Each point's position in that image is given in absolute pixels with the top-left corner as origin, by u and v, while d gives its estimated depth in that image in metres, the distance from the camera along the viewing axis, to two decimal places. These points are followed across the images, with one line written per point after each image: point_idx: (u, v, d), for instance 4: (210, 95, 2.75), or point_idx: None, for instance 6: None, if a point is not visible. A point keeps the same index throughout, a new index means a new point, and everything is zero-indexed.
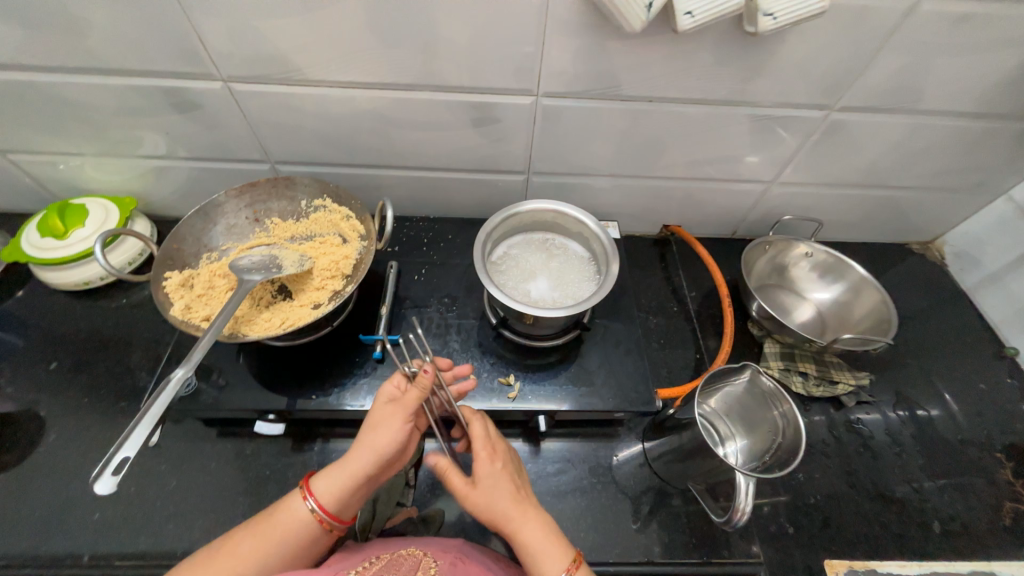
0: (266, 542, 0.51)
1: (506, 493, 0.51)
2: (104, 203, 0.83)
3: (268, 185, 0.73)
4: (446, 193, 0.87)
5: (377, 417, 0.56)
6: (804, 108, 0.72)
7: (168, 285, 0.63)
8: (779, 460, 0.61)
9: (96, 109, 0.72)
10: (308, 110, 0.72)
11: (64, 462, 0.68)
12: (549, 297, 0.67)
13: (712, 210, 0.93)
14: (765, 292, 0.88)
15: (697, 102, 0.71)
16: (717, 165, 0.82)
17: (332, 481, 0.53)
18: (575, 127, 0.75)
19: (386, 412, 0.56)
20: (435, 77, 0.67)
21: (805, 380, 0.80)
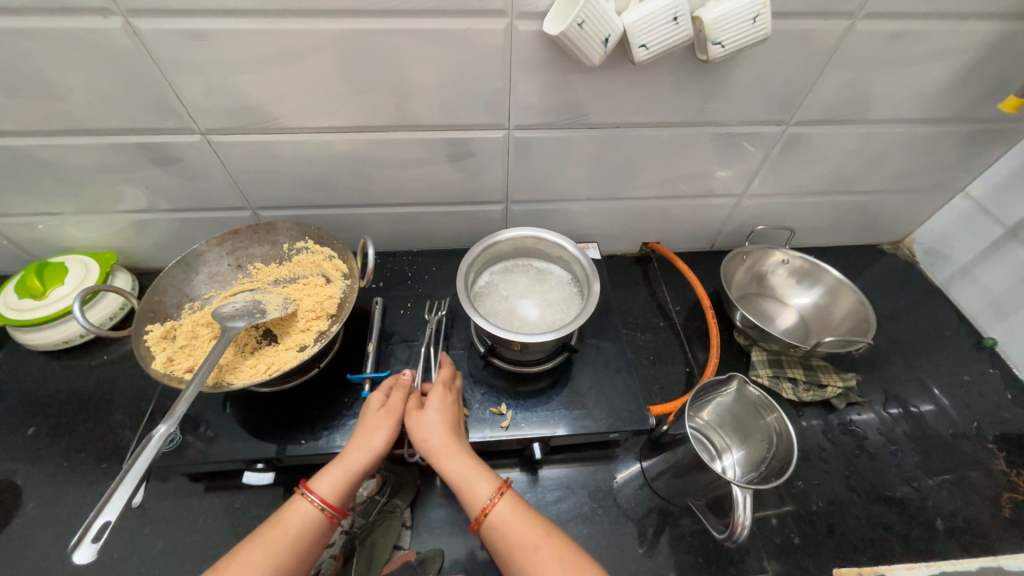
0: (276, 546, 0.50)
1: (443, 423, 0.57)
2: (83, 259, 0.82)
3: (250, 231, 0.73)
4: (427, 226, 0.88)
5: (368, 415, 0.59)
6: (764, 124, 0.76)
7: (150, 339, 0.62)
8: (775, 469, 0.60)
9: (74, 168, 0.72)
10: (287, 156, 0.73)
11: (43, 532, 0.65)
12: (534, 322, 0.68)
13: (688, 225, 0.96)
14: (747, 301, 0.90)
15: (662, 125, 0.74)
16: (688, 182, 0.85)
17: (333, 477, 0.54)
18: (548, 156, 0.77)
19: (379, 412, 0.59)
20: (409, 117, 0.69)
21: (795, 386, 0.80)
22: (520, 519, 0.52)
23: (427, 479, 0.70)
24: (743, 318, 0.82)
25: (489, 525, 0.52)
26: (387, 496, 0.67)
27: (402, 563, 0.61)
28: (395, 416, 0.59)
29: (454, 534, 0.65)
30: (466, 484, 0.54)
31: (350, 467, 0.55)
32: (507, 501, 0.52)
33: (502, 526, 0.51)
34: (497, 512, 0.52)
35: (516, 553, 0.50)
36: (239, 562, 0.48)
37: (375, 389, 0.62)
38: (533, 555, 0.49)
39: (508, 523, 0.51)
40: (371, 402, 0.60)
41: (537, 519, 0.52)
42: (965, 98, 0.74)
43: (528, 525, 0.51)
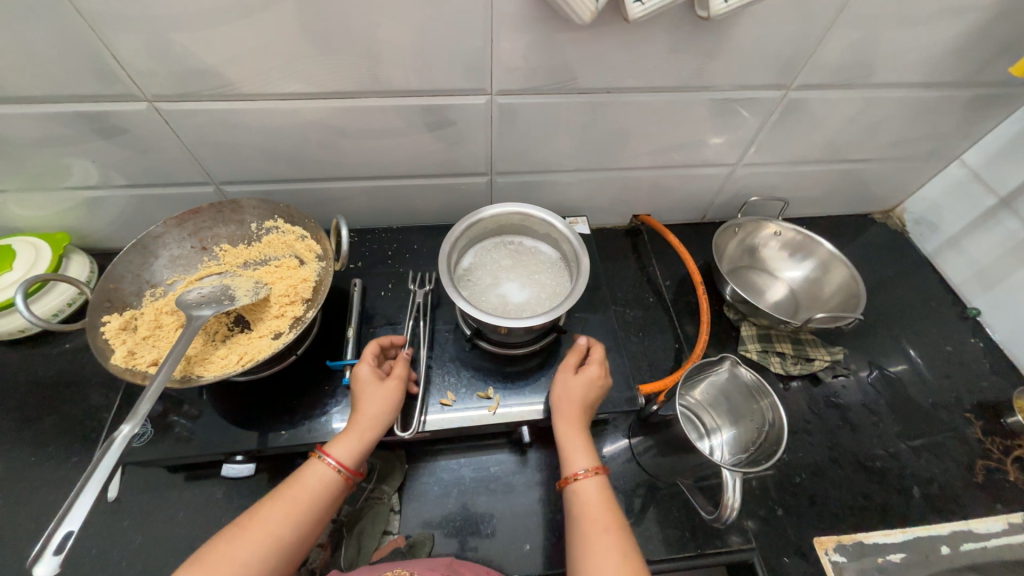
0: (295, 506, 0.51)
1: (582, 396, 0.62)
2: (33, 241, 0.76)
3: (212, 210, 0.68)
4: (407, 201, 0.83)
5: (371, 385, 0.59)
6: (763, 89, 0.71)
7: (107, 331, 0.58)
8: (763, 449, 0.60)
9: (8, 141, 0.65)
10: (249, 126, 0.67)
11: (17, 529, 0.63)
12: (521, 303, 0.65)
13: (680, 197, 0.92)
14: (737, 275, 0.88)
15: (655, 90, 0.69)
16: (681, 151, 0.81)
17: (349, 443, 0.55)
18: (535, 124, 0.72)
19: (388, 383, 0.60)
20: (382, 82, 0.63)
21: (782, 360, 0.81)
22: (602, 502, 0.54)
23: (414, 463, 0.69)
24: (734, 293, 0.81)
25: (573, 490, 0.56)
26: (374, 483, 0.66)
27: (392, 549, 0.61)
28: (399, 385, 0.60)
29: (444, 517, 0.65)
30: (569, 450, 0.58)
31: (363, 435, 0.56)
32: (597, 482, 0.55)
33: (583, 499, 0.55)
34: (583, 486, 0.55)
35: (586, 529, 0.52)
36: (261, 519, 0.49)
37: (366, 357, 0.61)
38: (597, 535, 0.51)
39: (590, 499, 0.54)
40: (360, 365, 0.60)
41: (611, 507, 0.54)
42: (973, 58, 0.70)
43: (604, 508, 0.54)
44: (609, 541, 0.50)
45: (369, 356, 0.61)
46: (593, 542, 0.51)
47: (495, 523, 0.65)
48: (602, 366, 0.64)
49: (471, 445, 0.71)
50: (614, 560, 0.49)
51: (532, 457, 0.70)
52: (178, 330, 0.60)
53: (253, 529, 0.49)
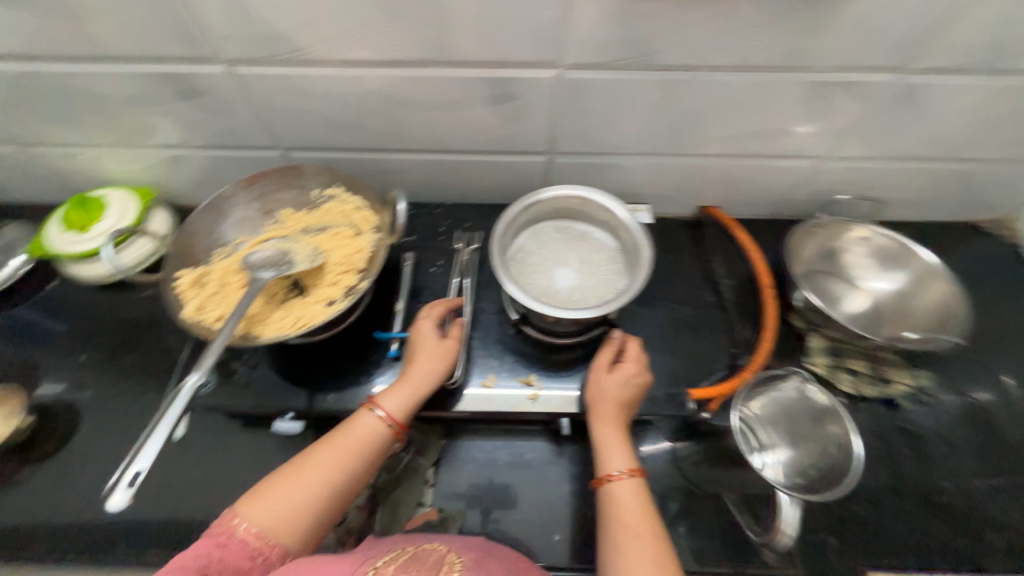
0: (346, 452, 0.53)
1: (619, 395, 0.59)
2: (122, 194, 0.81)
3: (278, 175, 0.70)
4: (462, 177, 0.81)
5: (433, 339, 0.62)
6: (870, 71, 0.62)
7: (179, 287, 0.62)
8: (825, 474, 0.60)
9: (104, 98, 0.70)
10: (315, 93, 0.67)
11: (102, 452, 0.70)
12: (573, 292, 0.62)
13: (755, 190, 0.84)
14: (813, 279, 0.79)
15: (741, 68, 0.62)
16: (762, 139, 0.74)
17: (401, 395, 0.57)
18: (602, 103, 0.67)
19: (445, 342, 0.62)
20: (446, 51, 0.60)
21: (854, 379, 0.73)
22: (638, 504, 0.52)
23: (450, 440, 0.69)
24: (806, 300, 0.74)
25: (607, 490, 0.54)
26: (413, 454, 0.67)
27: (423, 521, 0.63)
28: (454, 348, 0.62)
29: (475, 495, 0.66)
30: (604, 451, 0.56)
31: (414, 387, 0.58)
32: (634, 484, 0.53)
33: (617, 500, 0.53)
34: (619, 486, 0.53)
35: (619, 532, 0.50)
36: (314, 463, 0.52)
37: (429, 316, 0.64)
38: (630, 538, 0.49)
39: (626, 500, 0.52)
40: (421, 322, 0.63)
41: (648, 511, 0.51)
42: None
43: (640, 511, 0.51)
44: (641, 547, 0.48)
45: (435, 313, 0.65)
46: (627, 544, 0.49)
47: (526, 509, 0.65)
48: (640, 364, 0.61)
49: (506, 428, 0.70)
50: (649, 563, 0.47)
51: (569, 449, 0.69)
52: (241, 290, 0.63)
53: (305, 471, 0.51)
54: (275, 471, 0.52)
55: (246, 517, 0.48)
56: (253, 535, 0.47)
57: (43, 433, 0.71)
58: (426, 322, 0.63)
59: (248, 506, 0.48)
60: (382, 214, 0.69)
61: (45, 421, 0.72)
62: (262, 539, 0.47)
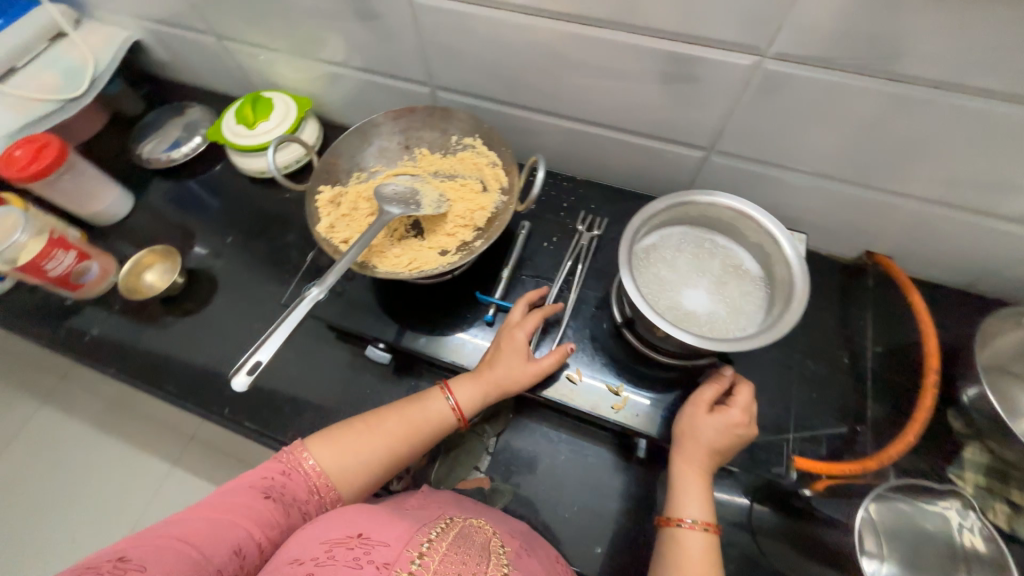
0: (411, 426, 0.55)
1: (712, 441, 0.53)
2: (286, 99, 0.88)
3: (425, 112, 0.69)
4: (601, 154, 0.75)
5: (522, 351, 0.59)
6: None
7: (320, 200, 0.66)
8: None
9: (293, 6, 0.74)
10: (480, 35, 0.64)
11: (226, 323, 0.81)
12: (696, 314, 0.56)
13: (952, 251, 0.67)
14: (993, 376, 0.63)
15: (1009, 99, 0.48)
16: (996, 193, 0.57)
17: (474, 391, 0.58)
18: (796, 106, 0.56)
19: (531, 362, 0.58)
20: (633, 14, 0.54)
21: (1013, 514, 0.59)
22: (704, 564, 0.47)
23: (519, 418, 0.68)
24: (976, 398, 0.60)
25: (672, 534, 0.50)
26: (481, 419, 0.68)
27: (475, 486, 0.64)
28: (537, 373, 0.58)
29: (529, 479, 0.65)
30: (680, 490, 0.52)
31: (488, 390, 0.58)
32: (705, 540, 0.48)
33: (682, 550, 0.48)
34: (688, 536, 0.49)
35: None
36: (384, 426, 0.54)
37: (525, 323, 0.60)
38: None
39: (693, 557, 0.47)
40: (516, 327, 0.60)
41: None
42: None
43: (707, 572, 0.47)
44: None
45: (533, 324, 0.60)
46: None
47: (574, 512, 0.63)
48: (747, 415, 0.53)
49: (577, 425, 0.67)
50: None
51: (634, 469, 0.65)
52: (368, 219, 0.65)
53: (374, 431, 0.54)
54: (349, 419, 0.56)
55: (314, 455, 0.51)
56: (316, 473, 0.50)
57: (188, 293, 0.83)
58: (522, 329, 0.60)
59: (318, 446, 0.52)
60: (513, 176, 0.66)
61: (192, 284, 0.84)
62: (324, 480, 0.50)
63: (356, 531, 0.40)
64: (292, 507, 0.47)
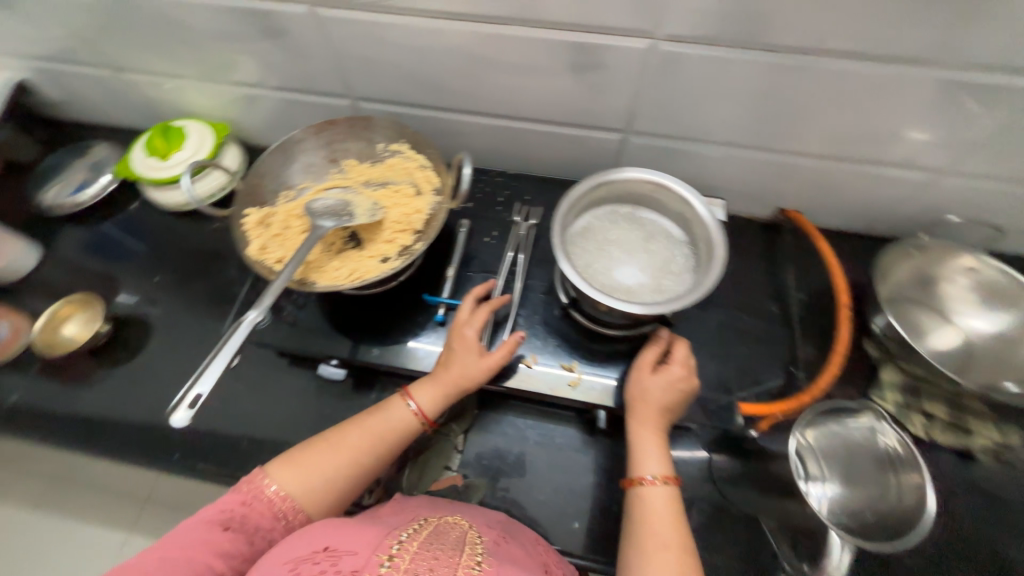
0: (376, 436, 0.54)
1: (661, 400, 0.56)
2: (200, 126, 0.84)
3: (347, 124, 0.69)
4: (528, 147, 0.78)
5: (474, 347, 0.59)
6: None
7: (247, 224, 0.64)
8: (891, 528, 0.56)
9: (193, 30, 0.71)
10: (393, 43, 0.65)
11: (166, 367, 0.76)
12: (633, 286, 0.59)
13: (848, 199, 0.75)
14: (899, 308, 0.71)
15: (864, 58, 0.55)
16: (872, 143, 0.65)
17: (434, 392, 0.58)
18: (694, 82, 0.61)
19: (484, 358, 0.59)
20: (533, 10, 0.57)
21: (928, 423, 0.66)
22: (669, 514, 0.50)
23: (484, 412, 0.69)
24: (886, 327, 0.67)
25: (637, 493, 0.52)
26: (446, 419, 0.68)
27: (449, 485, 0.64)
28: (491, 367, 0.59)
29: (502, 470, 0.66)
30: (638, 450, 0.54)
31: (448, 390, 0.58)
32: (667, 492, 0.51)
33: (647, 505, 0.51)
34: (652, 491, 0.52)
35: (648, 539, 0.48)
36: (347, 439, 0.53)
37: (474, 320, 0.61)
38: (660, 547, 0.47)
39: (658, 510, 0.50)
40: (465, 326, 0.61)
41: (679, 522, 0.49)
42: None
43: (672, 521, 0.50)
44: (671, 558, 0.46)
45: (481, 320, 0.61)
46: (655, 551, 0.47)
47: (549, 493, 0.65)
48: (687, 367, 0.58)
49: (541, 409, 0.69)
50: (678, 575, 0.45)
51: (601, 441, 0.67)
52: (302, 236, 0.64)
53: (337, 446, 0.53)
54: (310, 439, 0.54)
55: (276, 479, 0.49)
56: (281, 497, 0.48)
57: (118, 342, 0.78)
58: (472, 326, 0.61)
59: (279, 469, 0.50)
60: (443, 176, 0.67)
61: (121, 331, 0.79)
62: (289, 504, 0.48)
63: (322, 545, 0.40)
64: (255, 535, 0.46)
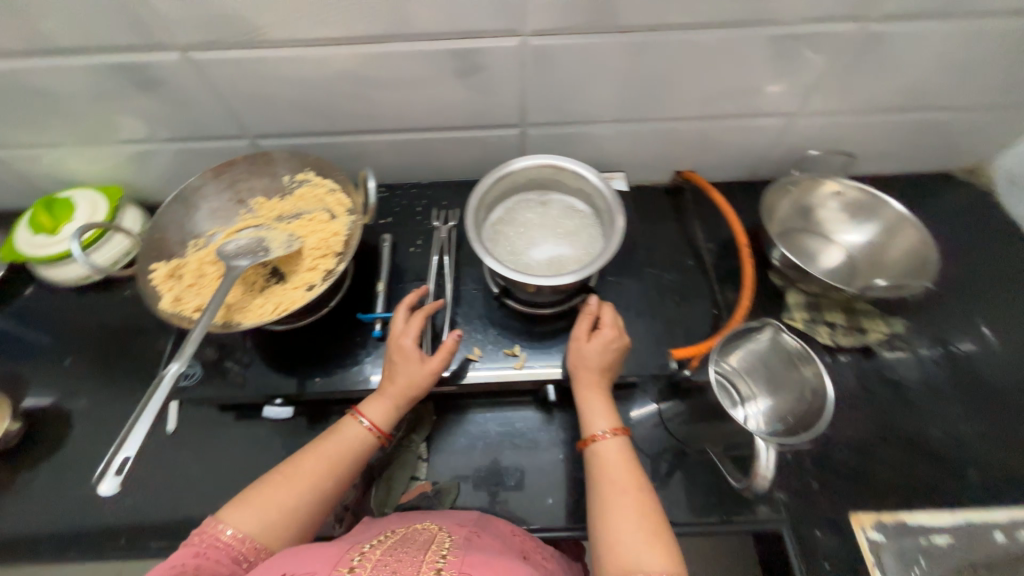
0: (332, 459, 0.54)
1: (601, 362, 0.60)
2: (90, 194, 0.79)
3: (247, 162, 0.69)
4: (436, 155, 0.81)
5: (415, 354, 0.59)
6: (832, 22, 0.63)
7: (156, 279, 0.62)
8: (804, 423, 0.62)
9: (61, 96, 0.68)
10: (277, 77, 0.66)
11: (100, 451, 0.71)
12: (552, 262, 0.63)
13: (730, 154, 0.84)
14: (789, 239, 0.80)
15: (703, 27, 0.62)
16: (732, 100, 0.74)
17: (382, 406, 0.58)
18: (569, 70, 0.67)
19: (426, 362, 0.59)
20: (406, 26, 0.60)
21: (832, 330, 0.76)
22: (623, 462, 0.54)
23: (442, 416, 0.70)
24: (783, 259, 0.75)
25: (592, 451, 0.56)
26: (405, 431, 0.68)
27: (419, 494, 0.64)
28: (434, 371, 0.59)
29: (469, 466, 0.67)
30: (586, 410, 0.58)
31: (397, 401, 0.59)
32: (618, 443, 0.55)
33: (603, 458, 0.54)
34: (604, 446, 0.55)
35: (607, 488, 0.52)
36: (302, 468, 0.52)
37: (411, 328, 0.61)
38: (619, 491, 0.51)
39: (612, 460, 0.54)
40: (402, 333, 0.61)
41: (632, 466, 0.53)
42: None
43: (627, 467, 0.53)
44: (629, 499, 0.50)
45: (417, 326, 0.62)
46: (615, 498, 0.50)
47: (519, 477, 0.66)
48: (617, 329, 0.61)
49: (497, 400, 0.71)
50: (638, 511, 0.49)
51: (558, 416, 0.70)
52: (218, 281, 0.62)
53: (292, 477, 0.52)
54: (263, 476, 0.53)
55: (231, 523, 0.48)
56: (239, 540, 0.47)
57: (36, 437, 0.72)
58: (409, 332, 0.61)
59: (233, 512, 0.49)
60: (356, 195, 0.68)
61: (36, 426, 0.72)
62: (249, 545, 0.47)
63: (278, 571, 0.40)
64: None
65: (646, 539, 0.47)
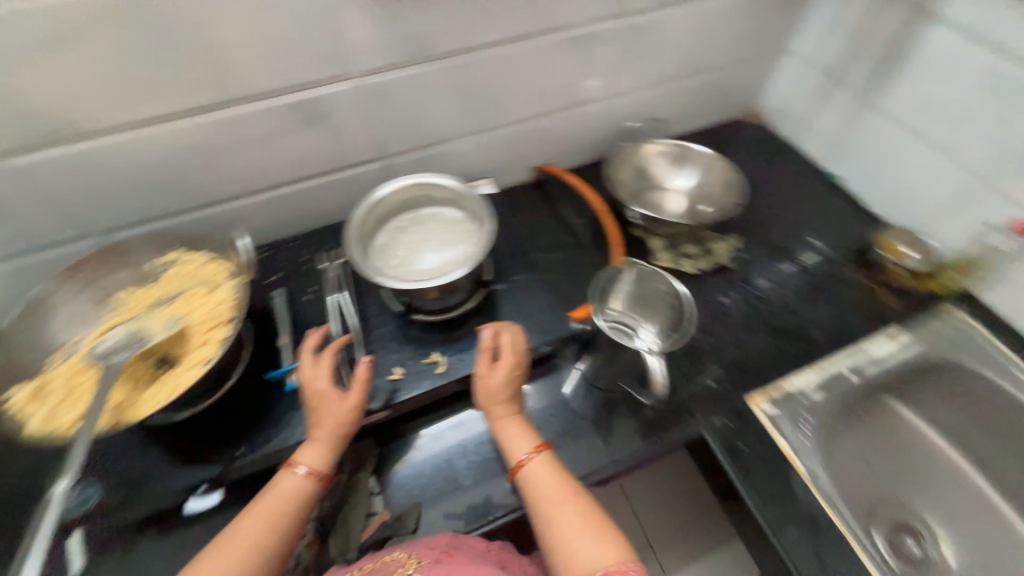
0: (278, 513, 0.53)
1: (505, 392, 0.65)
2: None
3: (98, 258, 0.65)
4: (307, 205, 0.82)
5: (332, 392, 0.60)
6: (603, 20, 0.78)
7: (16, 404, 0.56)
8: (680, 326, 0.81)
9: None
10: (112, 164, 0.64)
11: None
12: (442, 265, 0.68)
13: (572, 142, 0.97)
14: (641, 198, 0.94)
15: (507, 41, 0.74)
16: (555, 95, 0.86)
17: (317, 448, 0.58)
18: (407, 99, 0.74)
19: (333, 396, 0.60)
20: (239, 87, 0.63)
21: (692, 260, 0.90)
22: (551, 475, 0.59)
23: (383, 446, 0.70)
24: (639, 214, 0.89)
25: (523, 476, 0.60)
26: (348, 473, 0.67)
27: (380, 524, 0.63)
28: (356, 404, 0.60)
29: (422, 482, 0.68)
30: (506, 445, 0.62)
31: (330, 441, 0.59)
32: (543, 459, 0.60)
33: (534, 484, 0.58)
34: (530, 468, 0.59)
35: (545, 506, 0.56)
36: (242, 531, 0.51)
37: (323, 370, 0.62)
38: (556, 509, 0.55)
39: (542, 478, 0.58)
40: (309, 380, 0.61)
41: (561, 478, 0.58)
42: None
43: (556, 478, 0.58)
44: (569, 510, 0.55)
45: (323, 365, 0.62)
46: (555, 521, 0.54)
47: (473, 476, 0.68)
48: (517, 353, 0.67)
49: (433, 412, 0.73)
50: (580, 518, 0.54)
51: None
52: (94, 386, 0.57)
53: (232, 544, 0.49)
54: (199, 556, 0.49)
55: None
56: None
57: None
58: (317, 375, 0.61)
59: None
60: (236, 258, 0.68)
61: None
62: None
63: None
64: None
65: (593, 541, 0.52)
